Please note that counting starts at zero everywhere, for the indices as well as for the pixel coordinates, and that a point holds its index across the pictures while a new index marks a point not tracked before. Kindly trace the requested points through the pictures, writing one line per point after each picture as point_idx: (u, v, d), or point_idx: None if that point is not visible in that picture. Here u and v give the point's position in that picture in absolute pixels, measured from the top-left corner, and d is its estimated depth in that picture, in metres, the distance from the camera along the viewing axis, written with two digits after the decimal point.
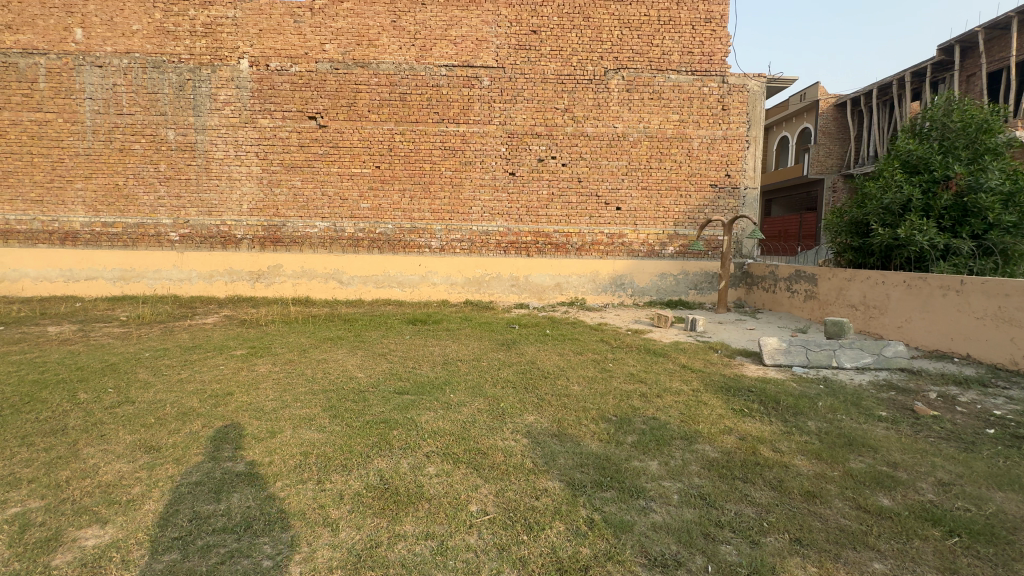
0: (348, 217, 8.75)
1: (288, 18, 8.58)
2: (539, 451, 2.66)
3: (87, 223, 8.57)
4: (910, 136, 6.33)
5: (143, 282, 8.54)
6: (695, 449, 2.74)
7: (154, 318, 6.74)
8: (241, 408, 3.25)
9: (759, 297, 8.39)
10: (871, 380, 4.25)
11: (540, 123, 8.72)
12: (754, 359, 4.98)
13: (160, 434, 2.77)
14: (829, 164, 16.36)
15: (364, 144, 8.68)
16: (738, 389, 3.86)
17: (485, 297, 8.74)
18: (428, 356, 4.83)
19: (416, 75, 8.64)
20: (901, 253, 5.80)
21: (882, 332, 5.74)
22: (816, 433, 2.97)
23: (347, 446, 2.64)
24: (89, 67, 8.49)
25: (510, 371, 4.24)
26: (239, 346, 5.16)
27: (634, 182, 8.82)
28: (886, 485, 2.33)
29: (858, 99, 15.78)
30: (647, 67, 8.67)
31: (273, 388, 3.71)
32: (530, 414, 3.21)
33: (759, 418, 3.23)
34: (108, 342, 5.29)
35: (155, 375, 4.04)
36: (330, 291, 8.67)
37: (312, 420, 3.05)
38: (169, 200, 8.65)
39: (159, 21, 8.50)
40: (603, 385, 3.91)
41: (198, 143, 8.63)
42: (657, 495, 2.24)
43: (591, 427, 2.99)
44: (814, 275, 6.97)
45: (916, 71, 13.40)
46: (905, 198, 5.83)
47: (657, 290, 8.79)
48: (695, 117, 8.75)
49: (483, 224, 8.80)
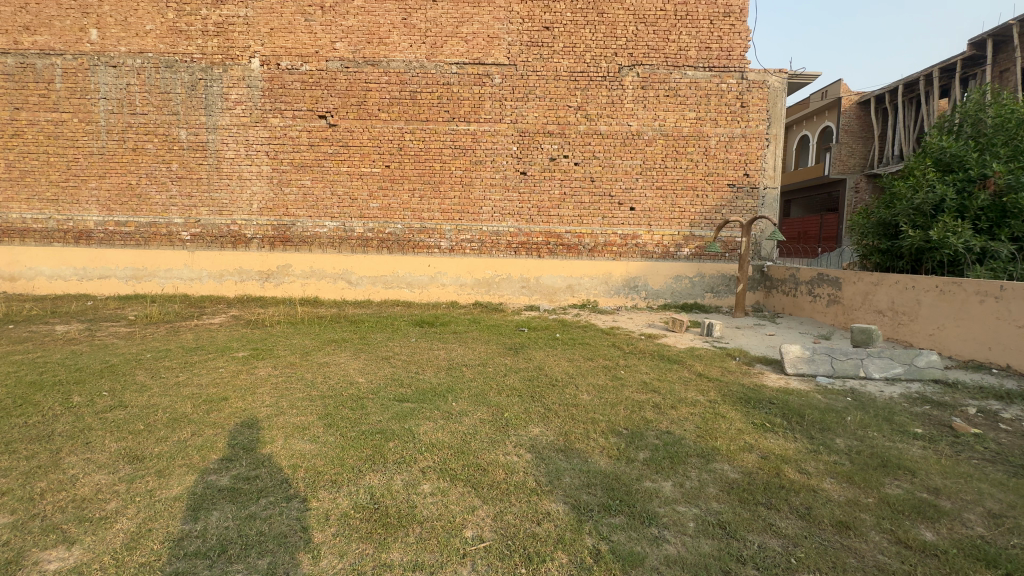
0: (357, 216, 8.66)
1: (299, 16, 8.51)
2: (543, 468, 2.48)
3: (101, 222, 8.63)
4: (943, 133, 5.99)
5: (154, 281, 8.55)
6: (713, 469, 2.52)
7: (162, 318, 6.70)
8: (234, 415, 3.12)
9: (778, 301, 8.07)
10: (903, 393, 3.98)
11: (552, 121, 8.53)
12: (774, 367, 4.73)
13: (147, 443, 2.65)
14: (851, 163, 15.85)
15: (374, 143, 8.58)
16: (759, 400, 3.62)
17: (495, 299, 8.56)
18: (433, 361, 4.67)
19: (426, 73, 8.52)
20: (933, 256, 5.48)
21: (912, 340, 5.42)
22: (846, 452, 2.73)
23: (339, 460, 2.49)
24: (103, 68, 8.54)
25: (516, 378, 4.05)
26: (241, 348, 5.06)
27: (649, 181, 8.57)
28: (928, 516, 2.10)
29: (883, 97, 15.24)
30: (663, 63, 8.42)
31: (270, 393, 3.58)
32: (535, 426, 3.03)
33: (782, 434, 2.99)
34: (112, 342, 5.23)
35: (152, 377, 3.95)
36: (339, 291, 8.59)
37: (306, 429, 2.91)
38: (180, 199, 8.66)
39: (172, 21, 8.51)
40: (614, 394, 3.70)
41: (209, 142, 8.62)
42: (671, 522, 2.04)
43: (600, 442, 2.79)
44: (838, 278, 6.65)
45: (945, 66, 12.89)
46: (938, 198, 5.51)
47: (672, 292, 8.52)
48: (712, 114, 8.47)
49: (493, 224, 8.63)
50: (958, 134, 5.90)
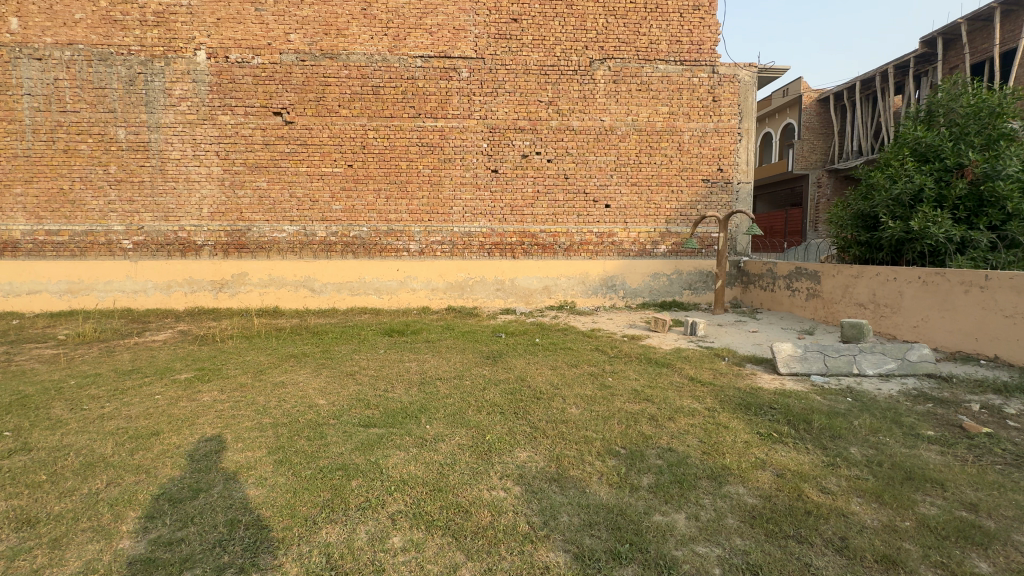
0: (319, 219, 8.09)
1: (249, 6, 7.88)
2: (536, 505, 2.11)
3: (28, 232, 7.76)
4: (916, 123, 5.95)
5: (93, 295, 7.76)
6: (726, 494, 2.22)
7: (98, 336, 5.99)
8: (166, 454, 2.62)
9: (756, 297, 7.97)
10: (901, 390, 3.81)
11: (523, 117, 8.19)
12: (766, 367, 4.51)
13: (45, 500, 2.14)
14: (813, 159, 16.17)
15: (335, 141, 8.04)
16: (759, 406, 3.36)
17: (469, 303, 8.17)
18: (403, 375, 4.24)
19: (389, 67, 8.04)
20: (913, 247, 5.40)
21: (895, 332, 5.34)
22: (866, 465, 2.48)
23: (290, 509, 2.07)
24: (27, 60, 7.68)
25: (497, 392, 3.67)
26: (185, 369, 4.48)
27: (624, 178, 8.34)
28: (978, 542, 1.84)
29: (841, 94, 15.59)
30: (634, 56, 8.20)
31: (212, 424, 3.08)
32: (522, 451, 2.65)
33: (793, 445, 2.73)
34: (31, 368, 4.55)
35: (71, 410, 3.36)
36: (301, 300, 8.01)
37: (251, 468, 2.45)
38: (120, 204, 7.89)
39: (105, 9, 7.74)
40: (605, 406, 3.37)
41: (151, 142, 7.89)
42: (693, 571, 1.71)
43: (597, 467, 2.45)
44: (817, 272, 6.56)
45: (900, 63, 13.22)
46: (917, 188, 5.44)
47: (650, 291, 8.32)
48: (685, 108, 8.32)
49: (464, 225, 8.23)
50: (931, 125, 5.87)
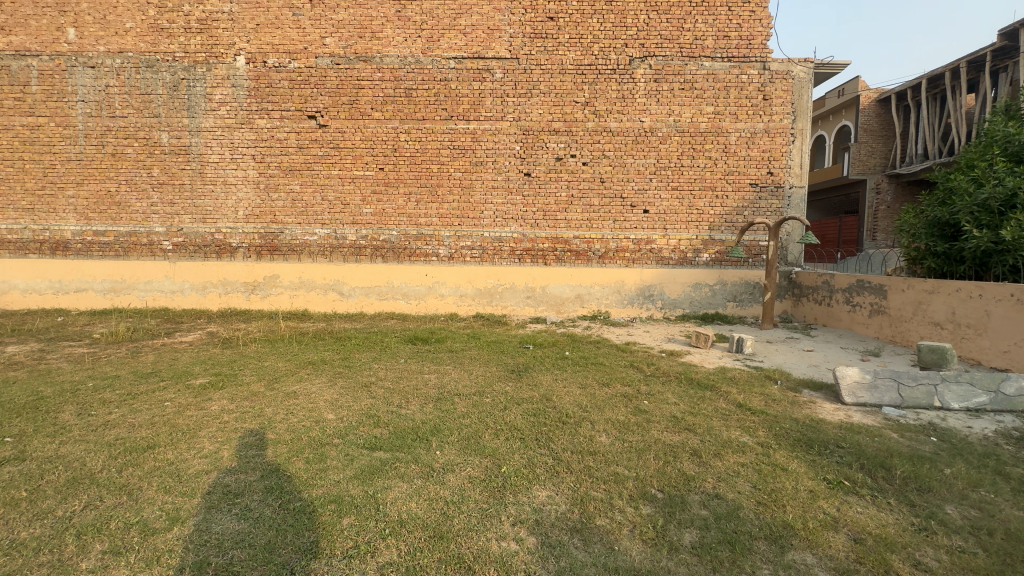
0: (350, 223, 8.03)
1: (287, 11, 7.93)
2: (553, 567, 1.76)
3: (78, 232, 8.05)
4: (1007, 119, 5.21)
5: (133, 294, 7.94)
6: (791, 565, 1.79)
7: (130, 336, 6.04)
8: (155, 472, 2.43)
9: (809, 311, 7.28)
10: (997, 429, 3.21)
11: (558, 118, 7.86)
12: (826, 394, 3.95)
13: (13, 524, 1.97)
14: (872, 163, 14.99)
15: (367, 144, 7.96)
16: (823, 443, 2.87)
17: (498, 310, 7.85)
18: (420, 389, 3.95)
19: (422, 69, 7.90)
20: (1002, 260, 4.69)
21: (980, 357, 4.66)
22: (970, 533, 1.99)
23: (270, 553, 1.80)
24: (81, 68, 8.01)
25: (518, 414, 3.32)
26: (202, 373, 4.37)
27: (664, 182, 7.86)
28: None
29: (904, 93, 14.41)
30: (678, 54, 7.73)
31: (212, 438, 2.88)
32: (540, 489, 2.30)
33: (871, 500, 2.25)
34: (58, 367, 4.55)
35: (78, 416, 3.26)
36: (330, 304, 7.92)
37: (238, 496, 2.20)
38: (162, 206, 8.07)
39: (153, 18, 7.97)
40: (639, 436, 2.96)
41: (192, 146, 8.04)
42: None
43: (630, 516, 2.07)
44: (883, 286, 5.87)
45: (974, 59, 12.00)
46: (1009, 192, 4.71)
47: (691, 302, 7.74)
48: (732, 108, 7.76)
49: (495, 229, 7.96)
50: None
